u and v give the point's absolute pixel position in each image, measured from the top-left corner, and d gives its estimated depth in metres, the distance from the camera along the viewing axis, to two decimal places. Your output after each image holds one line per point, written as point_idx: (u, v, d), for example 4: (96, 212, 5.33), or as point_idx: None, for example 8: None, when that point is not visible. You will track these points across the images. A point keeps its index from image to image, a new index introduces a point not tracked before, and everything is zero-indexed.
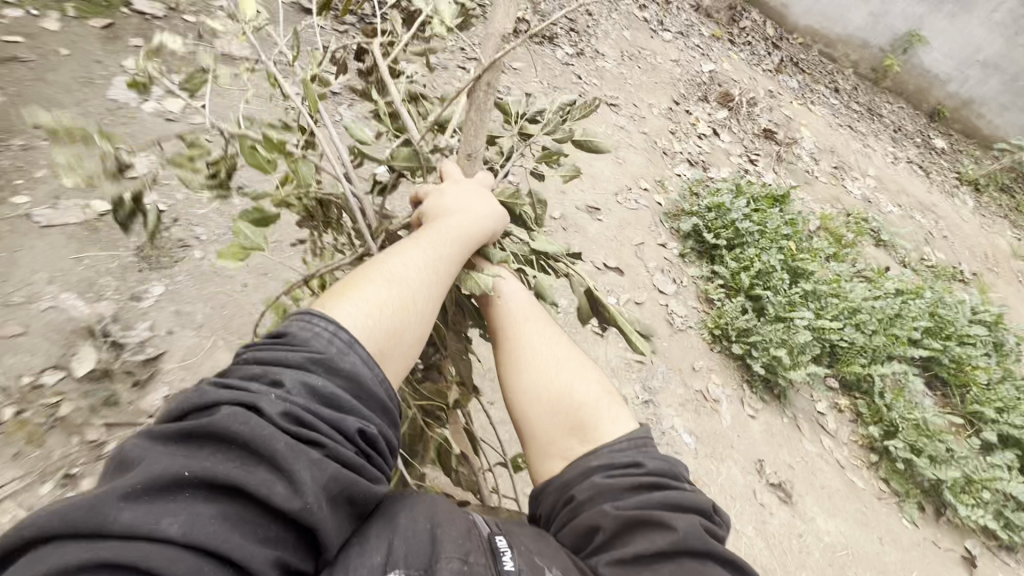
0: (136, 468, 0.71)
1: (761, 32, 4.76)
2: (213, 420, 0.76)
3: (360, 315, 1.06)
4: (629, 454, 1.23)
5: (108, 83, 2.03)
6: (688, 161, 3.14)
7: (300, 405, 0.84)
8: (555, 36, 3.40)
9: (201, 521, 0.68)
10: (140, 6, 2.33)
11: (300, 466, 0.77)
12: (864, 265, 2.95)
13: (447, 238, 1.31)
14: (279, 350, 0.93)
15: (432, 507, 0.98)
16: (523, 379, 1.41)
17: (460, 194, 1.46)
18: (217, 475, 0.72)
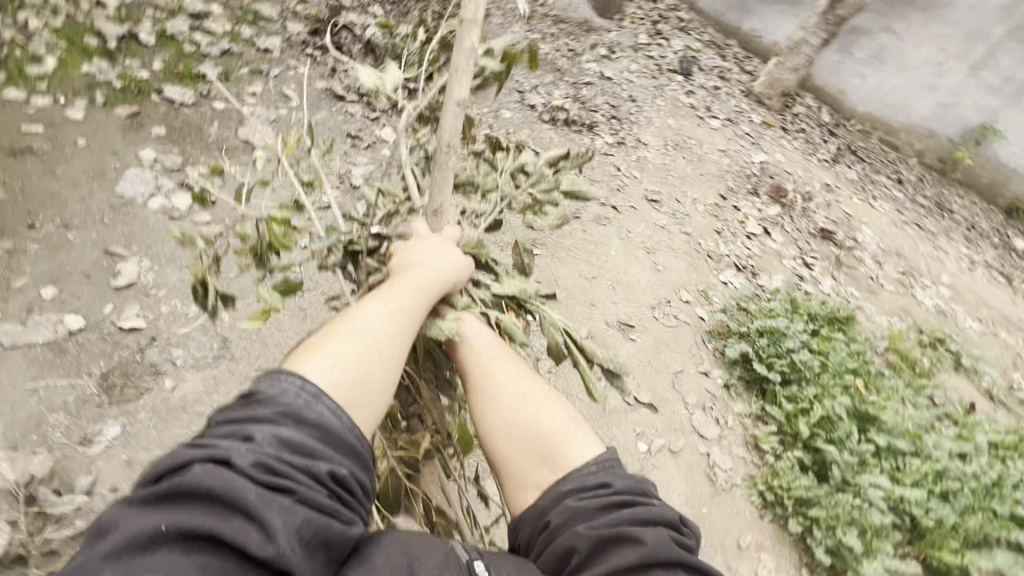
0: (124, 528, 0.78)
1: (815, 120, 4.52)
2: (185, 480, 0.81)
3: (334, 368, 1.06)
4: (599, 477, 1.30)
5: (119, 176, 1.95)
6: (737, 266, 2.84)
7: (271, 460, 0.87)
8: (594, 124, 3.27)
9: (182, 568, 0.74)
10: (170, 93, 2.29)
11: (267, 513, 0.81)
12: (945, 403, 2.52)
13: (414, 290, 1.31)
14: (247, 410, 0.95)
15: (407, 544, 1.09)
16: (494, 416, 1.43)
17: (422, 250, 1.44)
18: (190, 530, 0.77)
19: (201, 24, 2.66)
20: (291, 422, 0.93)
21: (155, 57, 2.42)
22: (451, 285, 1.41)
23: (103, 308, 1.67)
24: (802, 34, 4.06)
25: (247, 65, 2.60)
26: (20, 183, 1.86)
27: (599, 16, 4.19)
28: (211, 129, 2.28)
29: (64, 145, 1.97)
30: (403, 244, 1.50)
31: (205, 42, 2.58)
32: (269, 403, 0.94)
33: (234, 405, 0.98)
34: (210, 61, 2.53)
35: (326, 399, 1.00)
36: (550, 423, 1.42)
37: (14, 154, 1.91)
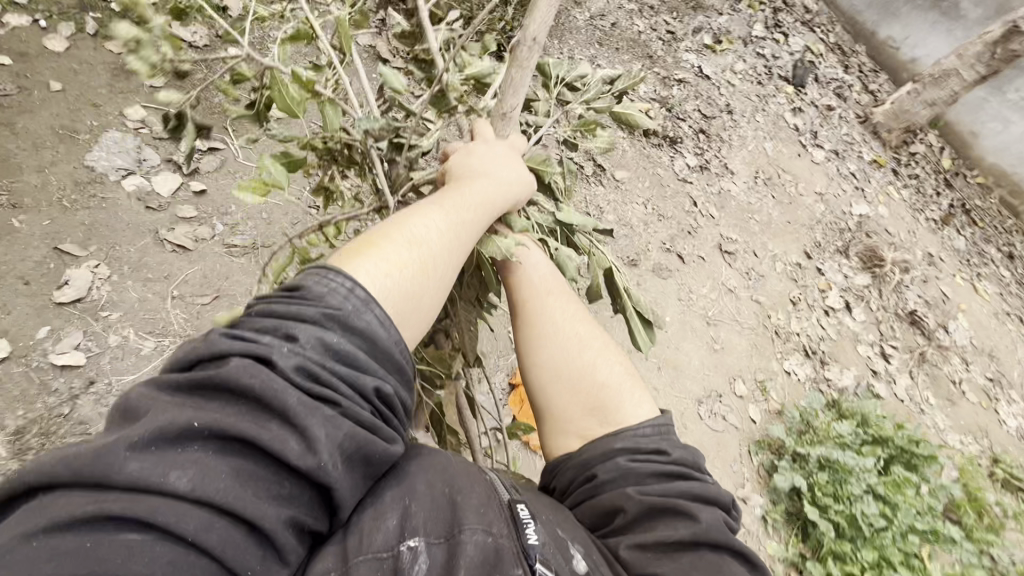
0: (146, 414, 0.57)
1: (934, 164, 3.81)
2: (220, 367, 0.61)
3: (384, 267, 0.83)
4: (655, 440, 1.08)
5: (93, 140, 1.62)
6: (805, 350, 2.41)
7: (315, 362, 0.67)
8: (678, 139, 2.73)
9: (208, 474, 0.55)
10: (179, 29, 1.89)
11: (317, 425, 0.62)
12: (1004, 566, 2.20)
13: (475, 199, 1.07)
14: (293, 300, 0.72)
15: (449, 472, 0.84)
16: (541, 353, 1.23)
17: (485, 155, 1.18)
18: (220, 430, 0.58)
19: None
20: (338, 322, 0.71)
21: None
22: (513, 206, 1.19)
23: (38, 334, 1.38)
24: (955, 62, 3.35)
25: None
26: None
27: None
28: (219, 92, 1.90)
29: (28, 82, 1.64)
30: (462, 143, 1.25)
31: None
32: (316, 298, 0.71)
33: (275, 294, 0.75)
34: None
35: (377, 306, 0.77)
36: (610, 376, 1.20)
37: None
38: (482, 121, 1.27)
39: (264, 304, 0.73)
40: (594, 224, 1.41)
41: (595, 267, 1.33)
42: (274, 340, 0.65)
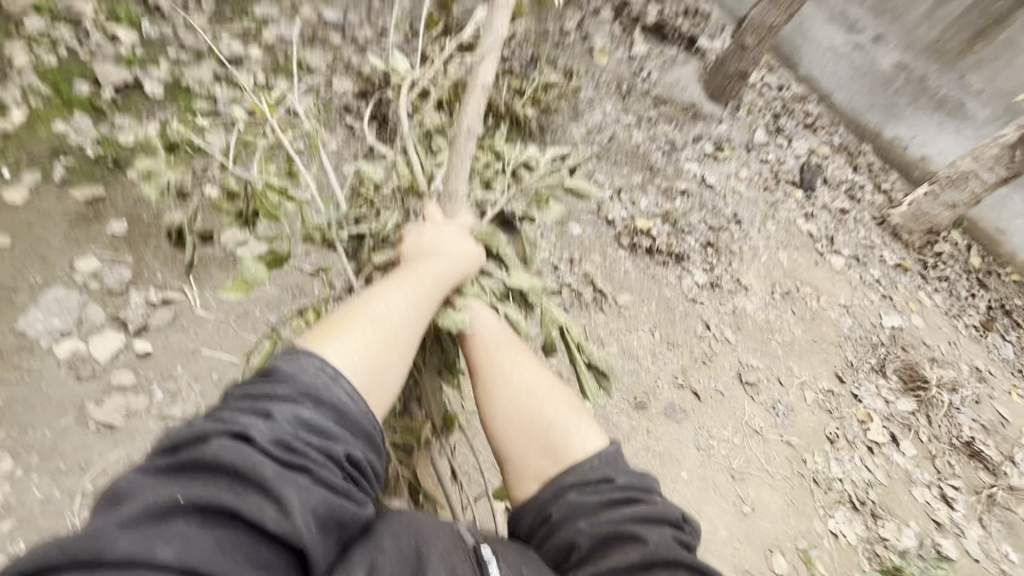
0: (131, 499, 0.70)
1: (964, 262, 3.56)
2: (206, 447, 0.76)
3: (349, 337, 0.99)
4: (603, 469, 1.10)
5: (30, 301, 1.54)
6: (852, 503, 2.06)
7: (289, 435, 0.82)
8: (685, 255, 2.55)
9: (191, 543, 0.68)
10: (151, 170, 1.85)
11: (288, 491, 0.75)
12: None
13: (430, 275, 1.22)
14: (264, 385, 0.88)
15: (413, 524, 0.96)
16: (493, 400, 1.22)
17: (438, 237, 1.35)
18: (206, 501, 0.71)
19: (228, 72, 2.20)
20: (309, 399, 0.87)
21: (156, 116, 2.01)
22: (465, 279, 1.33)
23: None
24: (971, 164, 3.17)
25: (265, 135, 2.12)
26: None
27: (709, 100, 3.45)
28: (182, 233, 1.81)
29: None
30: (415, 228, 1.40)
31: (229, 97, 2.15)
32: (288, 379, 0.87)
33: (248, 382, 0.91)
34: (221, 126, 2.07)
35: (343, 381, 0.92)
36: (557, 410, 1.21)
37: None
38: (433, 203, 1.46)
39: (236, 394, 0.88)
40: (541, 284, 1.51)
41: (544, 322, 1.46)
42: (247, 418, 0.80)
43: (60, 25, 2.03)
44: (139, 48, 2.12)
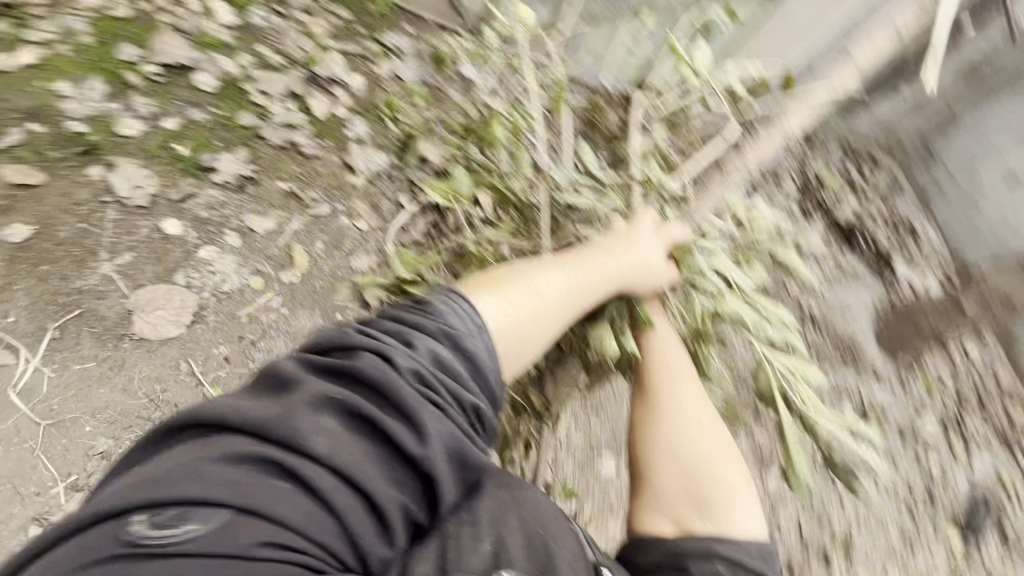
0: (291, 389, 0.76)
1: None
2: (354, 364, 0.79)
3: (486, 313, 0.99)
4: (758, 561, 0.93)
5: None
6: None
7: (426, 367, 0.84)
8: None
9: (349, 449, 0.72)
10: (116, 179, 1.45)
11: (424, 417, 0.77)
12: None
13: (601, 278, 1.20)
14: (417, 315, 0.92)
15: (530, 518, 0.82)
16: (663, 429, 1.10)
17: (639, 235, 1.31)
18: (354, 409, 0.75)
19: (305, 91, 1.72)
20: (451, 342, 0.90)
21: (182, 110, 1.57)
22: (649, 288, 1.28)
23: None
24: None
25: (293, 181, 1.63)
26: None
27: (879, 343, 1.97)
28: (80, 275, 1.39)
29: None
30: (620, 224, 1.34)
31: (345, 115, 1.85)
32: (434, 316, 0.91)
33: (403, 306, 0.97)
34: (250, 150, 1.60)
35: (484, 335, 0.96)
36: (721, 472, 1.04)
37: None
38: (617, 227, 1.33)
39: (393, 312, 0.94)
40: (779, 312, 1.34)
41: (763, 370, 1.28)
42: (392, 342, 0.83)
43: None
44: (227, 34, 1.69)
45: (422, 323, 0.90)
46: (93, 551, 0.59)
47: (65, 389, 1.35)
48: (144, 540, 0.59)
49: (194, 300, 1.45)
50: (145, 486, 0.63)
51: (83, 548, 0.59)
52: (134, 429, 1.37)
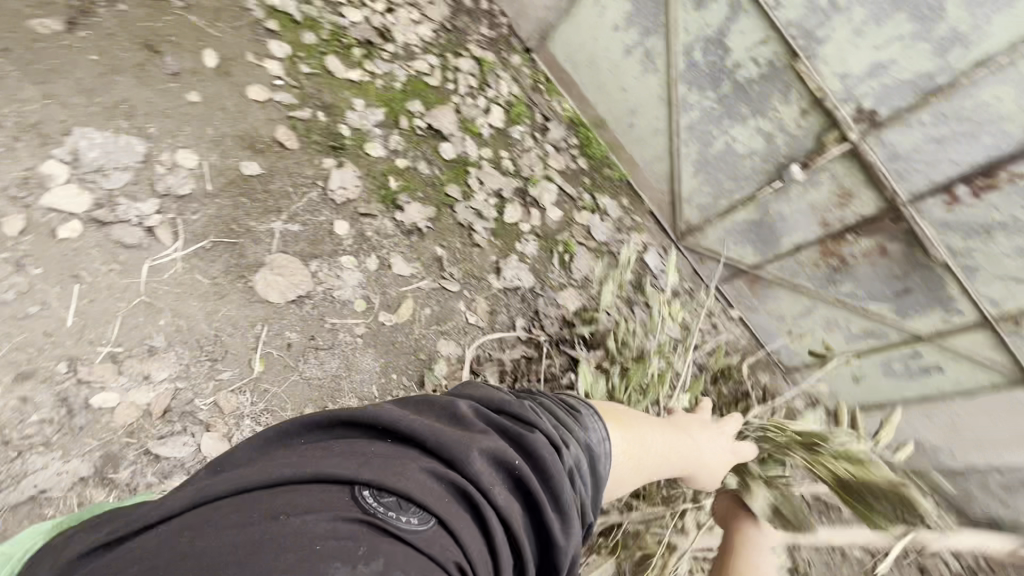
0: (472, 431, 0.78)
1: None
2: (524, 439, 0.81)
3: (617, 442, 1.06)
4: None
5: (114, 131, 1.39)
6: None
7: (576, 469, 0.87)
8: None
9: (515, 513, 0.73)
10: (339, 176, 1.73)
11: (573, 516, 0.80)
12: None
13: (687, 459, 1.30)
14: (567, 417, 0.96)
15: None
16: None
17: (709, 434, 1.43)
18: (522, 478, 0.76)
19: (508, 196, 2.14)
20: (595, 455, 0.94)
21: (415, 160, 1.94)
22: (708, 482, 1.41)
23: None
24: None
25: (449, 251, 1.87)
26: (100, 47, 1.45)
27: None
28: (259, 220, 1.53)
29: (190, 76, 1.57)
30: (691, 415, 1.48)
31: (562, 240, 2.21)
32: (585, 431, 0.95)
33: (552, 399, 1.01)
34: (433, 215, 1.89)
35: (607, 460, 0.97)
36: None
37: (143, 49, 1.52)
38: (682, 413, 1.47)
39: (544, 399, 0.98)
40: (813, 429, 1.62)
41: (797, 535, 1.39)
42: (554, 427, 0.87)
43: (463, 65, 2.28)
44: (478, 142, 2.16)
45: (573, 429, 0.93)
46: (334, 504, 0.61)
47: (180, 285, 1.35)
48: (378, 514, 0.61)
49: (308, 286, 1.53)
50: (367, 465, 0.67)
51: (317, 496, 0.62)
52: (191, 346, 1.31)
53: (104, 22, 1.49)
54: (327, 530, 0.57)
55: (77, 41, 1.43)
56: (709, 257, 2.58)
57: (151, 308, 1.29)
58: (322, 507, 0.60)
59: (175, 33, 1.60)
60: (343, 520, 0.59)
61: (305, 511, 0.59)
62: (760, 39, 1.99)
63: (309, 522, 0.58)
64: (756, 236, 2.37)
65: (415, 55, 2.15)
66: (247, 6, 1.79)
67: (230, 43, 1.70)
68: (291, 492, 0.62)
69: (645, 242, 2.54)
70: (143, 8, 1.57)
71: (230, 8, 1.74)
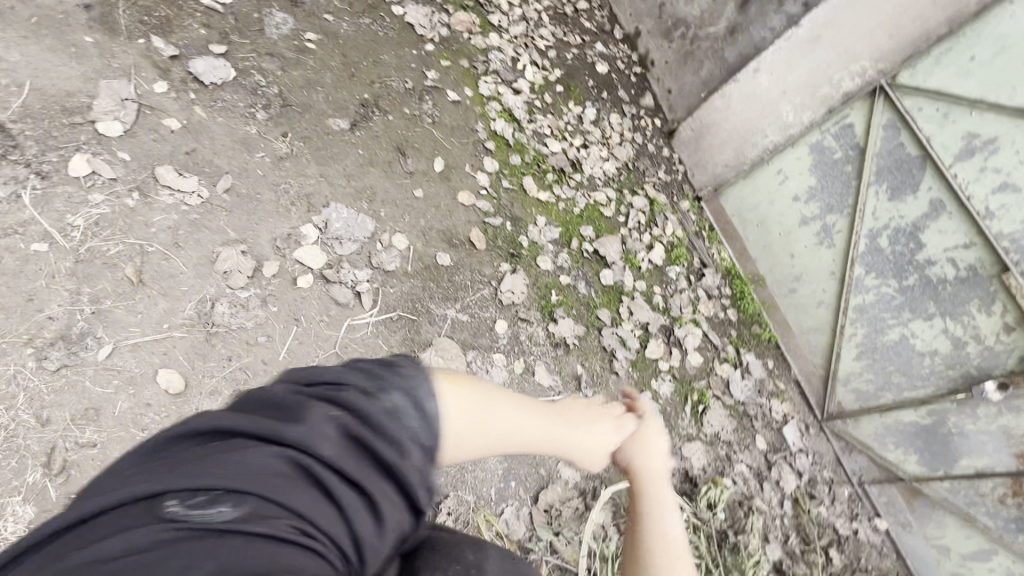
0: (280, 400, 0.62)
1: None
2: (339, 387, 0.65)
3: (436, 397, 0.75)
4: None
5: (358, 209, 1.71)
6: None
7: (417, 400, 0.70)
8: None
9: (349, 466, 0.58)
10: (511, 282, 1.90)
11: (417, 444, 0.65)
12: None
13: (559, 432, 1.03)
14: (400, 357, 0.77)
15: None
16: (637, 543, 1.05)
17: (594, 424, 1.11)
18: (351, 431, 0.61)
19: (654, 330, 2.17)
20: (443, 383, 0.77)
21: (577, 279, 2.08)
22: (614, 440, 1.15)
23: (109, 167, 1.38)
24: None
25: (587, 371, 1.93)
26: (368, 145, 1.83)
27: None
28: (440, 307, 1.73)
29: (421, 176, 1.90)
30: (573, 405, 1.14)
31: (700, 391, 2.15)
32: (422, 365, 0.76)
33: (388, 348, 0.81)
34: (583, 334, 1.98)
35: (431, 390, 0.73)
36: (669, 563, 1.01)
37: (395, 151, 1.89)
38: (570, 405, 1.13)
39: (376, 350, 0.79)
40: None
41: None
42: (374, 374, 0.69)
43: (637, 202, 2.43)
44: (638, 274, 2.26)
45: (405, 364, 0.75)
46: (124, 527, 0.46)
47: (366, 349, 1.56)
48: (182, 516, 0.48)
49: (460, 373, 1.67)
50: (159, 473, 0.51)
51: (101, 527, 0.47)
52: None
53: (376, 127, 1.88)
54: (120, 553, 0.44)
55: (355, 138, 1.82)
56: (857, 449, 2.29)
57: (338, 360, 1.50)
58: (114, 536, 0.46)
59: (421, 142, 1.97)
60: (139, 538, 0.45)
61: (98, 541, 0.45)
62: (961, 243, 1.97)
63: (105, 549, 0.44)
64: (925, 444, 2.14)
65: (598, 186, 2.36)
66: (476, 128, 2.14)
67: (457, 155, 2.03)
68: (78, 530, 0.47)
69: (787, 411, 2.32)
70: (405, 120, 1.97)
71: (464, 128, 2.11)
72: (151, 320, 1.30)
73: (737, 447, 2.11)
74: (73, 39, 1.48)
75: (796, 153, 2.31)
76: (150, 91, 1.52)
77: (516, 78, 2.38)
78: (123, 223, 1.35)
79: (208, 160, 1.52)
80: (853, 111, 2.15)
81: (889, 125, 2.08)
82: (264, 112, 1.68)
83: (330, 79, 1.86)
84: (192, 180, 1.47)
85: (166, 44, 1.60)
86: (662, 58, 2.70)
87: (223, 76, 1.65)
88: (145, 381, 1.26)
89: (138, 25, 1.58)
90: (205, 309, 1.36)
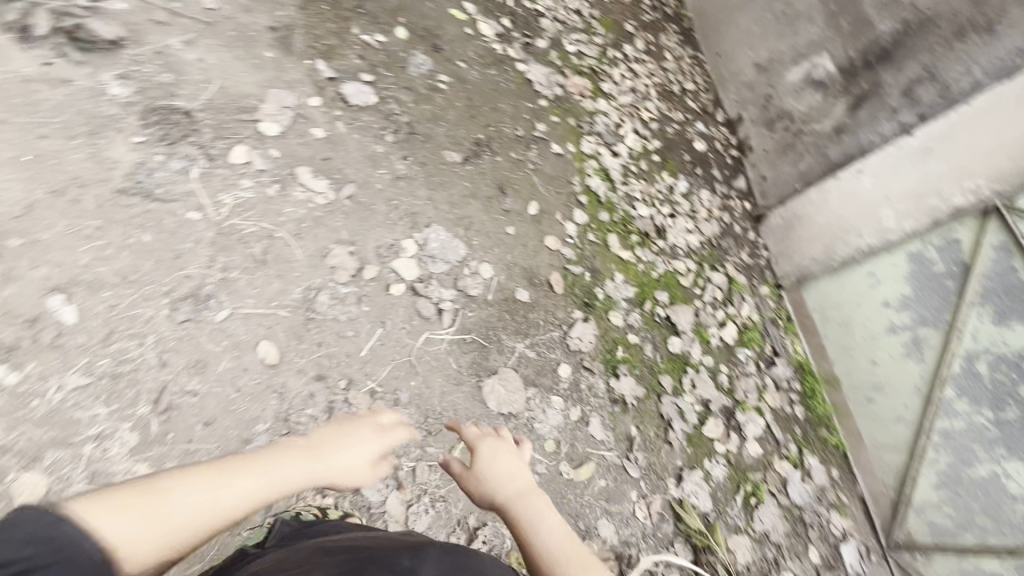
0: None
1: None
2: None
3: (92, 515, 0.84)
4: None
5: (455, 234, 1.84)
6: None
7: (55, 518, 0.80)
8: None
9: None
10: (581, 330, 1.94)
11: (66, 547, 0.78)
12: None
13: (291, 480, 1.12)
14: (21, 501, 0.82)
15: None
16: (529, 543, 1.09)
17: (331, 453, 1.20)
18: None
19: (715, 409, 2.10)
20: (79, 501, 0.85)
21: (644, 340, 2.09)
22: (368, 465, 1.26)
23: (260, 160, 1.59)
24: None
25: (641, 435, 1.90)
26: (473, 179, 1.99)
27: None
28: (511, 339, 1.79)
29: (515, 215, 2.02)
30: (317, 438, 1.22)
31: (754, 483, 2.04)
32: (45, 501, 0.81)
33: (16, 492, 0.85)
34: (641, 396, 1.96)
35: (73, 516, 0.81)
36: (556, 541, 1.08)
37: (496, 189, 2.03)
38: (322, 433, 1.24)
39: None
40: None
41: None
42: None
43: (716, 278, 2.43)
44: (706, 349, 2.22)
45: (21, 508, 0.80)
46: None
47: (437, 364, 1.63)
48: None
49: (518, 407, 1.71)
50: None
51: None
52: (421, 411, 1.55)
53: (483, 164, 2.04)
54: None
55: (464, 171, 1.98)
56: None
57: (410, 367, 1.58)
58: None
59: (520, 184, 2.10)
60: None
61: None
62: None
63: None
64: None
65: (679, 255, 2.39)
66: (572, 182, 2.26)
67: (550, 202, 2.15)
68: None
69: (847, 529, 2.12)
70: (509, 163, 2.12)
71: (560, 178, 2.23)
72: (264, 296, 1.45)
73: (787, 552, 1.97)
74: (255, 52, 1.74)
75: (892, 259, 2.26)
76: (305, 103, 1.75)
77: (616, 142, 2.51)
78: (260, 209, 1.53)
79: (338, 168, 1.71)
80: (962, 228, 2.11)
81: (1001, 247, 2.03)
82: (392, 135, 1.87)
83: (452, 116, 2.05)
84: (322, 183, 1.65)
85: (326, 67, 1.85)
86: (761, 145, 2.75)
87: (365, 100, 1.87)
88: (247, 350, 1.39)
89: (307, 49, 1.84)
90: (310, 297, 1.51)
